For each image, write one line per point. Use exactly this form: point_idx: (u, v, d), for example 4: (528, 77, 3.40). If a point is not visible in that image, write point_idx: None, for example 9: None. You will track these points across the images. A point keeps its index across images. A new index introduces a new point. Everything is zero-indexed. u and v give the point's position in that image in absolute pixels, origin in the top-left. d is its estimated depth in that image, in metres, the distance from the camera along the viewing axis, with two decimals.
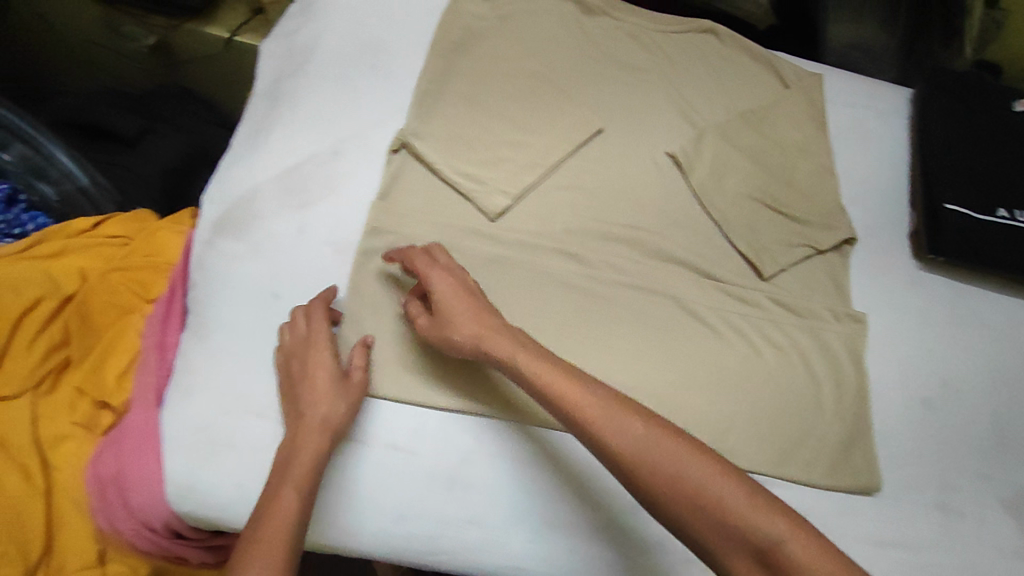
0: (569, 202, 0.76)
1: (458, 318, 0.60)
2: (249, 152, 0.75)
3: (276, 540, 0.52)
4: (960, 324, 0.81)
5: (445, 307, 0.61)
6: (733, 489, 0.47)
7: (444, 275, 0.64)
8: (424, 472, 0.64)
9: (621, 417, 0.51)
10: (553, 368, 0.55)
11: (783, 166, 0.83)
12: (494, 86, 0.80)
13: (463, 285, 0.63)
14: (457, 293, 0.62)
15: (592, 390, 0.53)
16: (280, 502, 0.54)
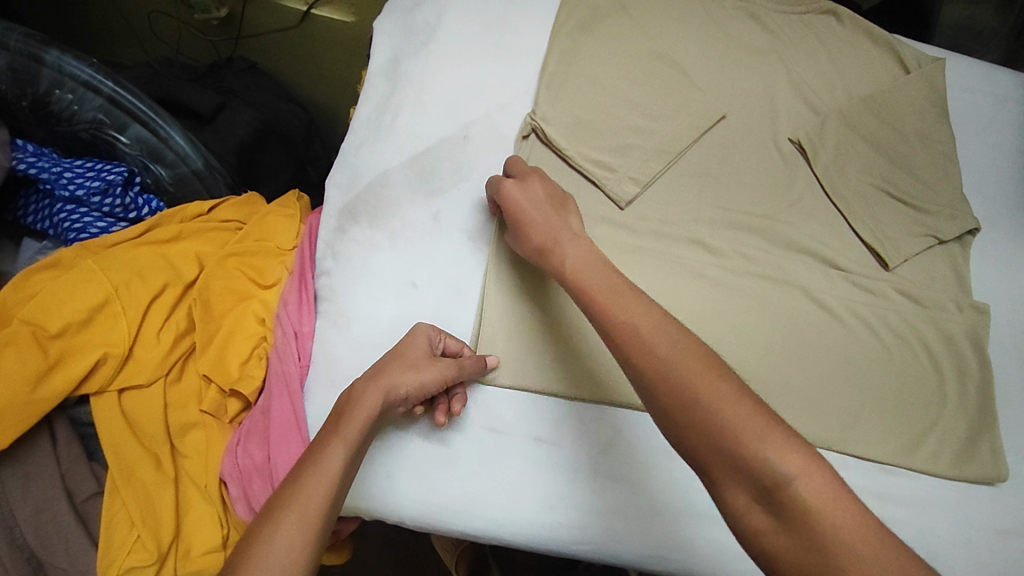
0: (695, 189, 0.76)
1: (539, 223, 0.62)
2: (375, 137, 0.73)
3: (313, 497, 0.48)
4: None
5: (525, 212, 0.63)
6: (784, 457, 0.42)
7: (536, 186, 0.65)
8: (505, 443, 0.64)
9: (690, 368, 0.47)
10: (638, 307, 0.53)
11: (902, 153, 0.82)
12: (619, 70, 0.79)
13: (552, 195, 0.65)
14: (541, 202, 0.64)
15: (665, 331, 0.50)
16: (324, 460, 0.51)
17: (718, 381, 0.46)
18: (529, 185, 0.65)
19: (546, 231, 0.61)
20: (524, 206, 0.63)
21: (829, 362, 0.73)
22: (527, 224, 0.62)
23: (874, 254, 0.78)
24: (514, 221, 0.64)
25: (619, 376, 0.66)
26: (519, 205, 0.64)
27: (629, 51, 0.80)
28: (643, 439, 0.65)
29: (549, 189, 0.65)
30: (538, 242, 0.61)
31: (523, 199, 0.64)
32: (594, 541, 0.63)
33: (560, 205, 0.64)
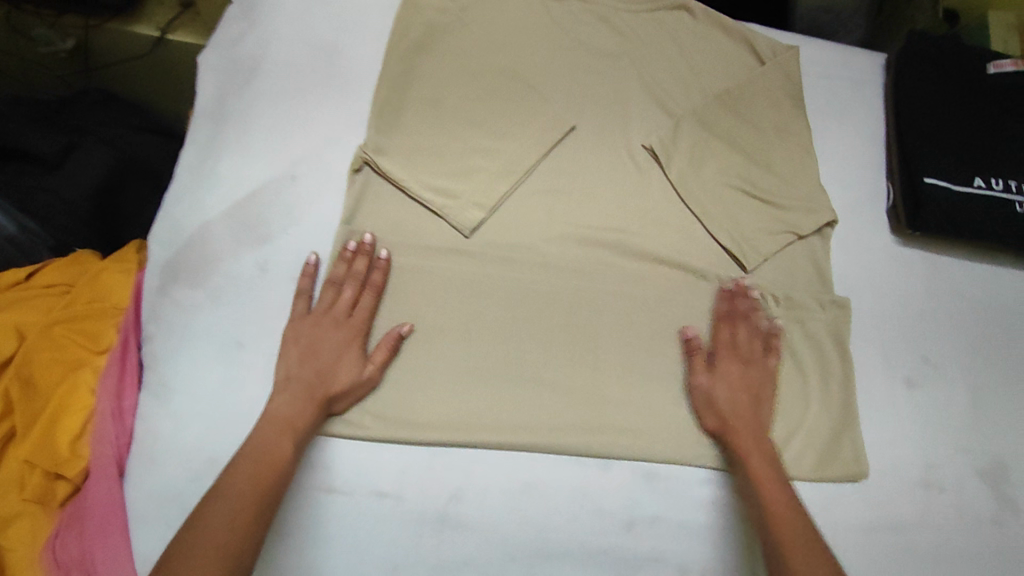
0: (545, 208, 0.74)
1: (341, 375, 0.62)
2: (197, 185, 0.69)
3: (241, 503, 0.53)
4: (938, 298, 0.81)
5: (730, 397, 0.69)
6: None
7: (352, 325, 0.64)
8: (414, 515, 0.62)
9: (806, 551, 0.58)
10: (784, 490, 0.63)
11: (760, 150, 0.81)
12: (458, 87, 0.75)
13: (751, 378, 0.71)
14: (744, 387, 0.70)
15: (789, 506, 0.62)
16: (259, 454, 0.56)
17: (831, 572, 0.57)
18: (333, 321, 0.64)
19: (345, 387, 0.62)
20: (328, 353, 0.62)
21: (691, 376, 0.71)
22: (323, 372, 0.61)
23: (733, 257, 0.77)
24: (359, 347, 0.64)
25: (510, 427, 0.66)
26: (314, 333, 0.63)
27: (468, 63, 0.76)
28: (493, 485, 0.64)
29: (362, 320, 0.65)
30: (730, 418, 0.67)
31: (325, 338, 0.63)
32: None
33: (759, 390, 0.70)
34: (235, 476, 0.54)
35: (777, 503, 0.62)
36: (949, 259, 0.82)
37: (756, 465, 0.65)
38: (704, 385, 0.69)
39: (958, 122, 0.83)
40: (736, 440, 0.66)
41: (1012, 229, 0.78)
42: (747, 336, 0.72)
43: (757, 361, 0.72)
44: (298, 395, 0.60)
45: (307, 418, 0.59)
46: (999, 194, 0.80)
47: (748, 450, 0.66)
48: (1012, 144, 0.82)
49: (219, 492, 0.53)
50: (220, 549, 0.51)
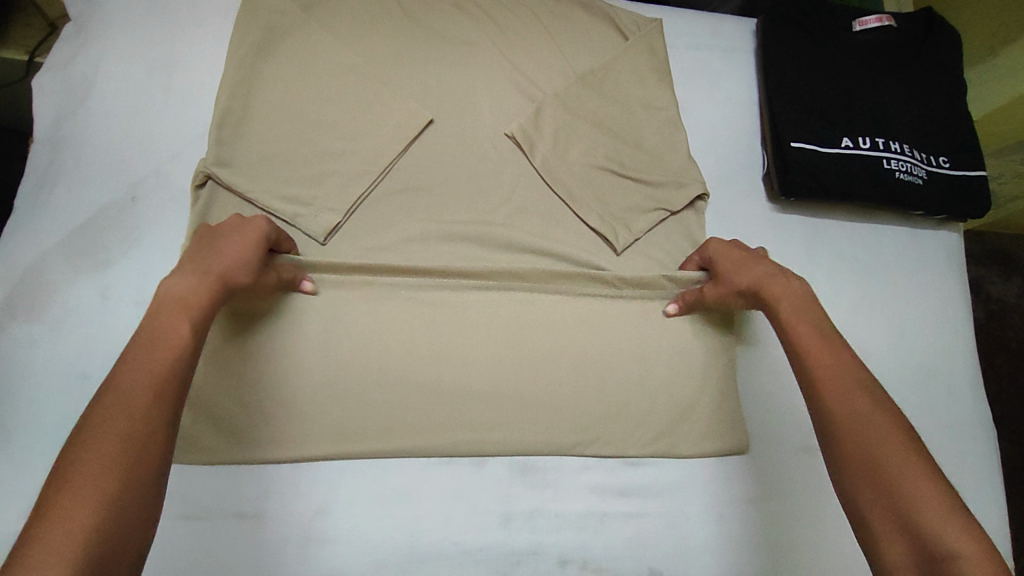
0: (405, 206, 0.72)
1: (244, 259, 0.54)
2: (29, 214, 0.66)
3: (122, 403, 0.41)
4: (813, 261, 0.81)
5: (737, 274, 0.64)
6: (917, 483, 0.45)
7: (240, 220, 0.57)
8: (275, 535, 0.61)
9: (861, 405, 0.50)
10: (822, 338, 0.56)
11: (628, 127, 0.80)
12: (306, 90, 0.73)
13: (741, 254, 0.65)
14: (743, 262, 0.65)
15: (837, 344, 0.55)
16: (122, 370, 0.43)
17: (886, 419, 0.49)
18: (235, 219, 0.57)
19: (235, 278, 0.53)
20: (238, 241, 0.54)
21: (566, 363, 0.69)
22: (211, 259, 0.52)
23: (605, 237, 0.75)
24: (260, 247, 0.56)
25: (370, 433, 0.64)
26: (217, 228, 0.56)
27: (315, 65, 0.74)
28: (361, 496, 0.63)
29: (259, 218, 0.57)
30: (744, 287, 0.63)
31: (226, 234, 0.54)
32: None
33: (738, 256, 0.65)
34: (127, 380, 0.42)
35: (825, 363, 0.54)
36: (821, 220, 0.83)
37: (794, 320, 0.58)
38: (717, 292, 0.67)
39: (823, 82, 0.83)
40: (770, 301, 0.61)
41: (876, 186, 0.79)
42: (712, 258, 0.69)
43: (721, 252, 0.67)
44: (199, 274, 0.51)
45: (204, 293, 0.50)
46: (864, 152, 0.80)
47: (782, 305, 0.59)
48: (875, 102, 0.83)
49: (92, 408, 0.41)
50: (113, 446, 0.39)
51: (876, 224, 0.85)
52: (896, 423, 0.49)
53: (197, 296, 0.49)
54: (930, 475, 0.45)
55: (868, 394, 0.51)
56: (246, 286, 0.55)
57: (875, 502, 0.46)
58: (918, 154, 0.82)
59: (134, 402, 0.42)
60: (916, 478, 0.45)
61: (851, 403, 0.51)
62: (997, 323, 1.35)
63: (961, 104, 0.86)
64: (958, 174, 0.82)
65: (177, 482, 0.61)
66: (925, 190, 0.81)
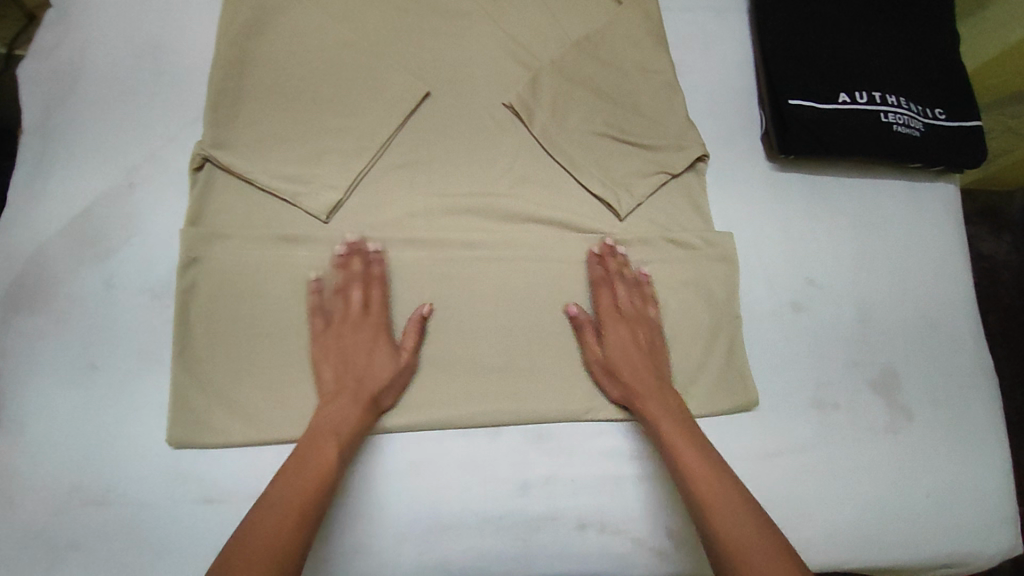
0: (407, 181, 0.71)
1: (380, 368, 0.63)
2: (24, 204, 0.64)
3: (271, 527, 0.52)
4: (815, 218, 0.81)
5: (619, 353, 0.67)
6: (756, 522, 0.55)
7: (357, 320, 0.64)
8: None
9: (714, 461, 0.60)
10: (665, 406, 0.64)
11: (626, 93, 0.79)
12: (300, 67, 0.72)
13: (649, 344, 0.69)
14: (637, 344, 0.68)
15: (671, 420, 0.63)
16: (270, 498, 0.54)
17: (726, 477, 0.59)
18: (352, 324, 0.64)
19: (383, 379, 0.63)
20: (376, 356, 0.63)
21: (575, 330, 0.70)
22: (352, 370, 0.63)
23: (607, 204, 0.75)
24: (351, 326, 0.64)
25: (385, 409, 0.64)
26: (340, 341, 0.64)
27: (306, 41, 0.72)
28: (378, 471, 0.63)
29: (381, 309, 0.65)
30: (636, 387, 0.66)
31: (354, 351, 0.63)
32: None
33: (644, 340, 0.69)
34: (290, 482, 0.55)
35: (679, 441, 0.62)
36: (821, 178, 0.83)
37: (665, 425, 0.63)
38: (597, 347, 0.68)
39: (819, 38, 0.82)
40: (643, 401, 0.65)
41: (875, 141, 0.79)
42: (613, 295, 0.70)
43: (627, 317, 0.69)
44: (348, 398, 0.61)
45: (348, 417, 0.60)
46: (862, 106, 0.80)
47: (657, 411, 0.64)
48: (870, 56, 0.82)
49: (238, 538, 0.52)
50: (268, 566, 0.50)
51: (876, 179, 0.85)
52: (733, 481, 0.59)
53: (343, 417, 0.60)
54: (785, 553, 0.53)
55: (715, 476, 0.58)
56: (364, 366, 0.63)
57: (725, 534, 0.55)
58: (914, 106, 0.82)
59: (301, 484, 0.55)
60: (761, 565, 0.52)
61: (716, 493, 0.57)
62: (991, 279, 1.36)
63: (954, 55, 0.86)
64: (954, 125, 0.83)
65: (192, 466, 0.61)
66: (923, 142, 0.81)
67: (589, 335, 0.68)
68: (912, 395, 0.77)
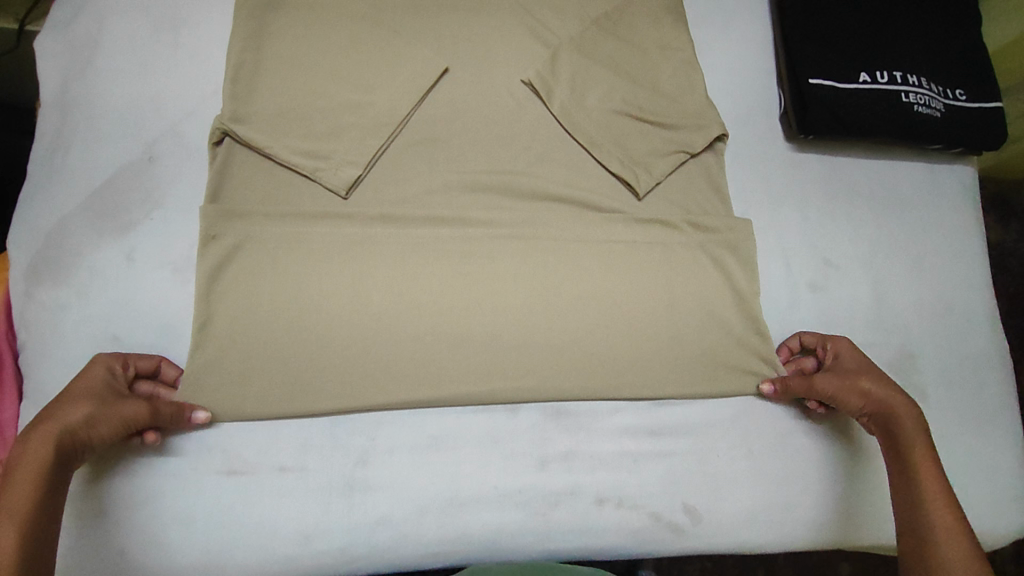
0: (426, 159, 0.71)
1: (70, 403, 0.53)
2: (46, 180, 0.64)
3: None
4: (833, 199, 0.81)
5: (874, 380, 0.65)
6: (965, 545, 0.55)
7: (96, 361, 0.57)
8: (319, 485, 0.62)
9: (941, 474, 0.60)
10: (901, 401, 0.65)
11: (644, 71, 0.78)
12: (317, 41, 0.71)
13: (868, 364, 0.69)
14: (885, 386, 0.65)
15: (912, 415, 0.64)
16: None
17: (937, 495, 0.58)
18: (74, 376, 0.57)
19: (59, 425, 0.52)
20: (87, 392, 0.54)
21: (594, 308, 0.70)
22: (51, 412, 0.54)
23: (624, 184, 0.75)
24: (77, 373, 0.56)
25: (405, 384, 0.64)
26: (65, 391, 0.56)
27: (323, 15, 0.72)
28: (399, 445, 0.64)
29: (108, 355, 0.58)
30: (890, 404, 0.64)
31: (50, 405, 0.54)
32: (432, 556, 0.63)
33: (906, 404, 0.64)
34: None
35: (918, 445, 0.62)
36: (839, 159, 0.83)
37: (924, 457, 0.61)
38: (864, 390, 0.65)
39: (839, 17, 0.81)
40: (895, 413, 0.64)
41: (897, 122, 0.78)
42: (881, 383, 0.65)
43: (895, 397, 0.64)
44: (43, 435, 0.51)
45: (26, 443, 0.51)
46: (883, 86, 0.79)
47: (916, 438, 0.62)
48: (890, 35, 0.82)
49: None
50: None
51: (893, 161, 0.85)
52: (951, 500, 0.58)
53: (34, 453, 0.50)
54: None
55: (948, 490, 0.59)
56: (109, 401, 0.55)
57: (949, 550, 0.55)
58: (935, 87, 0.81)
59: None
60: None
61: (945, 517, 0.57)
62: (1000, 266, 1.36)
63: (976, 35, 0.85)
64: (973, 106, 0.82)
65: (219, 440, 0.62)
66: (943, 123, 0.80)
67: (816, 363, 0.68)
68: (926, 376, 0.77)
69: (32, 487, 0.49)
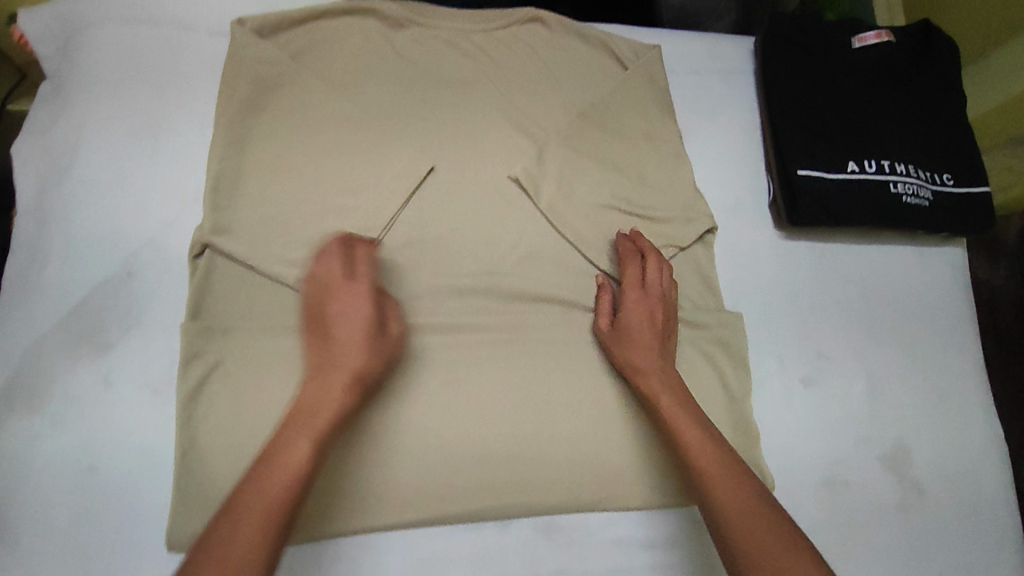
0: (413, 261, 0.70)
1: (357, 300, 0.63)
2: (20, 298, 0.63)
3: (265, 504, 0.51)
4: (824, 287, 0.81)
5: (639, 330, 0.67)
6: (739, 488, 0.56)
7: (359, 270, 0.65)
8: None
9: (696, 412, 0.63)
10: (646, 347, 0.67)
11: (632, 163, 0.78)
12: (300, 144, 0.70)
13: (654, 301, 0.69)
14: (653, 333, 0.67)
15: (646, 350, 0.66)
16: (294, 452, 0.55)
17: (703, 439, 0.60)
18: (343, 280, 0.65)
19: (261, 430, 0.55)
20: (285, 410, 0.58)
21: (584, 413, 0.68)
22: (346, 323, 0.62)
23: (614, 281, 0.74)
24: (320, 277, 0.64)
25: (393, 503, 0.63)
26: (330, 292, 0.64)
27: (307, 117, 0.71)
28: (388, 567, 0.63)
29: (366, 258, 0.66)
30: (637, 361, 0.66)
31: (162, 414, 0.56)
32: None
33: (667, 326, 0.69)
34: (257, 494, 0.51)
35: (657, 392, 0.64)
36: (829, 245, 0.82)
37: (666, 401, 0.63)
38: (631, 303, 0.69)
39: (827, 105, 0.81)
40: (643, 377, 0.65)
41: (886, 211, 0.78)
42: (654, 273, 0.70)
43: (665, 295, 0.70)
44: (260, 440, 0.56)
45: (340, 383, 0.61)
46: (872, 176, 0.78)
47: (656, 387, 0.64)
48: (878, 122, 0.81)
49: (218, 544, 0.48)
50: (252, 525, 0.49)
51: (883, 245, 0.84)
52: (699, 423, 0.61)
53: (328, 406, 0.57)
54: (795, 537, 0.51)
55: (690, 407, 0.63)
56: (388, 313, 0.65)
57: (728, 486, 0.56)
58: (923, 174, 0.81)
59: (278, 477, 0.53)
60: (758, 533, 0.52)
61: (713, 470, 0.57)
62: (990, 318, 1.36)
63: (964, 118, 0.85)
64: (961, 191, 0.82)
65: None
66: (932, 211, 0.80)
67: (609, 292, 0.71)
68: (921, 469, 0.77)
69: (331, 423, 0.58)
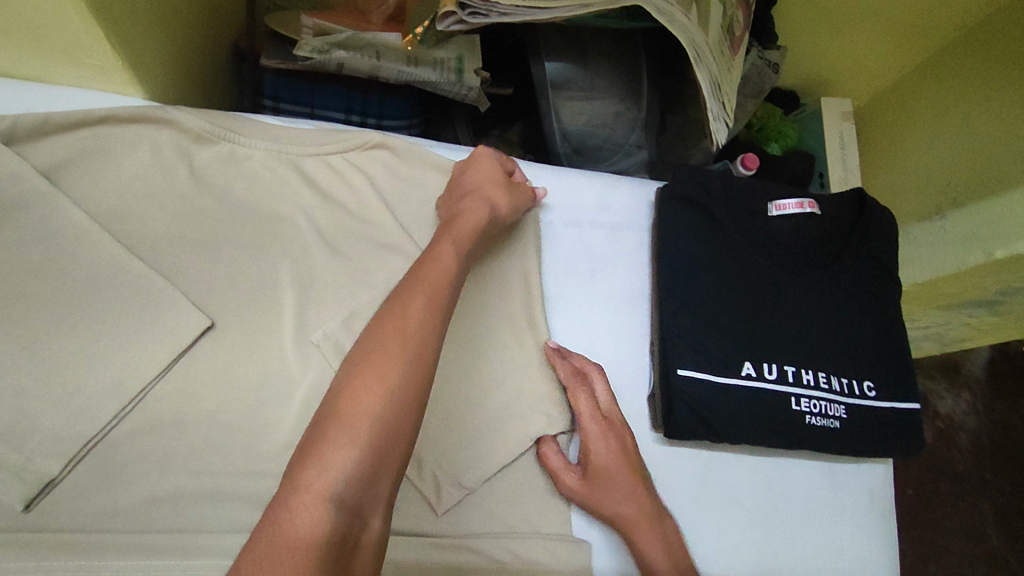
0: (159, 449, 0.53)
1: (466, 183, 0.61)
2: None
3: (356, 422, 0.38)
4: (711, 509, 0.64)
5: (600, 454, 0.60)
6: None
7: (490, 171, 0.62)
8: None
9: (634, 473, 0.59)
10: (606, 448, 0.60)
11: (477, 334, 0.62)
12: (32, 283, 0.53)
13: (617, 430, 0.61)
14: (621, 443, 0.61)
15: (608, 448, 0.60)
16: (397, 324, 0.42)
17: (642, 513, 0.58)
18: (474, 160, 0.63)
19: (437, 299, 0.45)
20: (467, 227, 0.55)
21: None
22: (458, 197, 0.60)
23: (423, 494, 0.57)
24: (454, 184, 0.63)
25: None
26: (458, 184, 0.62)
27: (53, 248, 0.55)
28: None
29: (491, 159, 0.63)
30: (600, 473, 0.59)
31: (474, 187, 0.60)
32: None
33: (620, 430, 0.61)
34: (362, 382, 0.39)
35: (612, 470, 0.59)
36: (724, 453, 0.66)
37: (619, 478, 0.59)
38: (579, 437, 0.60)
39: (730, 285, 0.66)
40: (607, 482, 0.59)
41: (782, 431, 0.63)
42: (482, 160, 0.63)
43: (605, 412, 0.61)
44: (422, 302, 0.44)
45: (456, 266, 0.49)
46: (772, 384, 0.63)
47: (625, 497, 0.58)
48: (789, 313, 0.67)
49: (317, 434, 0.38)
50: (355, 417, 0.38)
51: (788, 458, 0.68)
52: (641, 485, 0.59)
53: (429, 283, 0.46)
54: None
55: (633, 471, 0.60)
56: (496, 184, 0.61)
57: None
58: (836, 385, 0.66)
59: (409, 310, 0.43)
60: None
61: (651, 539, 0.57)
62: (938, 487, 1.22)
63: (893, 311, 0.71)
64: (882, 406, 0.67)
65: None
66: (842, 432, 0.65)
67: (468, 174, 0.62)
68: None
69: (430, 302, 0.45)
